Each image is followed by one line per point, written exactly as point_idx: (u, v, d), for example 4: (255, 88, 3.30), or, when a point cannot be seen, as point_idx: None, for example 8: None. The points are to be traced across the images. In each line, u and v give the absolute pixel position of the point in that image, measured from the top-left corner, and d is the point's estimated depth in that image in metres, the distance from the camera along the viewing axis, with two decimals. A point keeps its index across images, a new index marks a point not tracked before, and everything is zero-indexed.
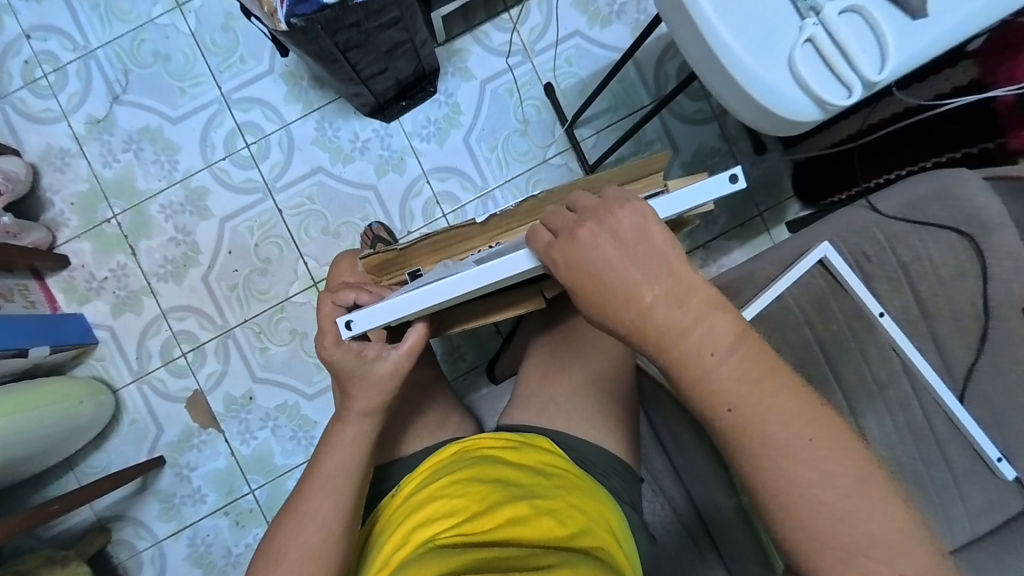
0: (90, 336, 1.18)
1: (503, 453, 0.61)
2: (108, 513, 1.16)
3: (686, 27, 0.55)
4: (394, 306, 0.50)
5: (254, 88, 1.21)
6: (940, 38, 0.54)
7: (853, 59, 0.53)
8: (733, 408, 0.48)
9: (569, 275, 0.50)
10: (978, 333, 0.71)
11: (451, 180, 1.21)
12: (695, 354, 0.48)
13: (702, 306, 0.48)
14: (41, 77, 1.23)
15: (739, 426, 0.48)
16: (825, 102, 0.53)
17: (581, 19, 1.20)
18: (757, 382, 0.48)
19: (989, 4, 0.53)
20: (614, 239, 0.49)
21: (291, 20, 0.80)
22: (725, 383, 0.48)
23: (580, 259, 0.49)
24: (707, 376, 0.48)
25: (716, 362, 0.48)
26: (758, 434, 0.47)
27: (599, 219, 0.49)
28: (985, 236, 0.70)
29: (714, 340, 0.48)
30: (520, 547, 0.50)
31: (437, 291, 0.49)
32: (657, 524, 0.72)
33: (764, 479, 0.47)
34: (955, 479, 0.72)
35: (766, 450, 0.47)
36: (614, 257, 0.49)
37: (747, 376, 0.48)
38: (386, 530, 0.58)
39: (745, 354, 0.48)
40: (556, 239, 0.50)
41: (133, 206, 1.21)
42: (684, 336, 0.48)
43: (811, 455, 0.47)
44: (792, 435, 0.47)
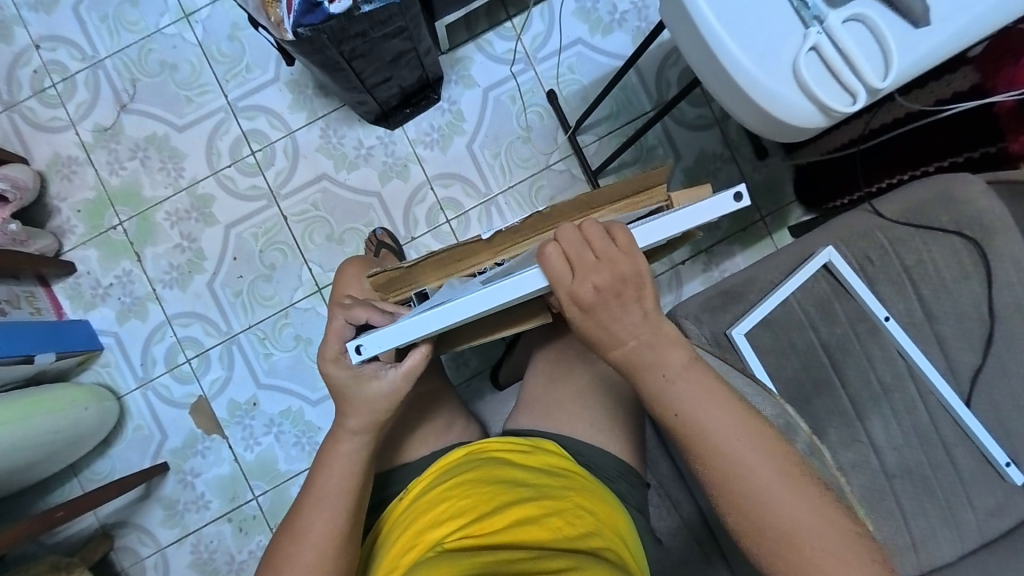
0: (95, 342, 1.18)
1: (511, 456, 0.61)
2: (111, 520, 1.16)
3: (691, 36, 0.56)
4: (404, 329, 0.47)
5: (259, 96, 1.23)
6: (939, 46, 0.54)
7: (857, 67, 0.53)
8: (681, 413, 0.53)
9: (575, 314, 0.51)
10: (983, 336, 0.71)
11: (454, 187, 1.22)
12: (649, 365, 0.53)
13: (662, 335, 0.53)
14: (50, 87, 1.24)
15: (685, 429, 0.53)
16: (829, 108, 0.53)
17: (583, 28, 1.21)
18: (701, 392, 0.53)
19: (986, 12, 0.54)
20: (617, 282, 0.49)
21: (298, 30, 0.81)
22: (676, 394, 0.53)
23: (586, 301, 0.50)
24: (657, 384, 0.53)
25: (668, 373, 0.53)
26: (705, 439, 0.53)
27: (616, 265, 0.49)
28: (988, 239, 0.71)
29: (667, 359, 0.53)
30: (530, 549, 0.50)
31: (449, 313, 0.47)
32: (664, 530, 0.71)
33: (711, 478, 0.53)
34: (963, 483, 0.71)
35: (710, 455, 0.53)
36: (607, 296, 0.50)
37: (692, 384, 0.53)
38: (392, 533, 0.58)
39: (693, 369, 0.54)
40: (572, 279, 0.49)
41: (139, 213, 1.22)
42: (641, 353, 0.53)
43: (749, 458, 0.52)
44: (730, 436, 0.53)
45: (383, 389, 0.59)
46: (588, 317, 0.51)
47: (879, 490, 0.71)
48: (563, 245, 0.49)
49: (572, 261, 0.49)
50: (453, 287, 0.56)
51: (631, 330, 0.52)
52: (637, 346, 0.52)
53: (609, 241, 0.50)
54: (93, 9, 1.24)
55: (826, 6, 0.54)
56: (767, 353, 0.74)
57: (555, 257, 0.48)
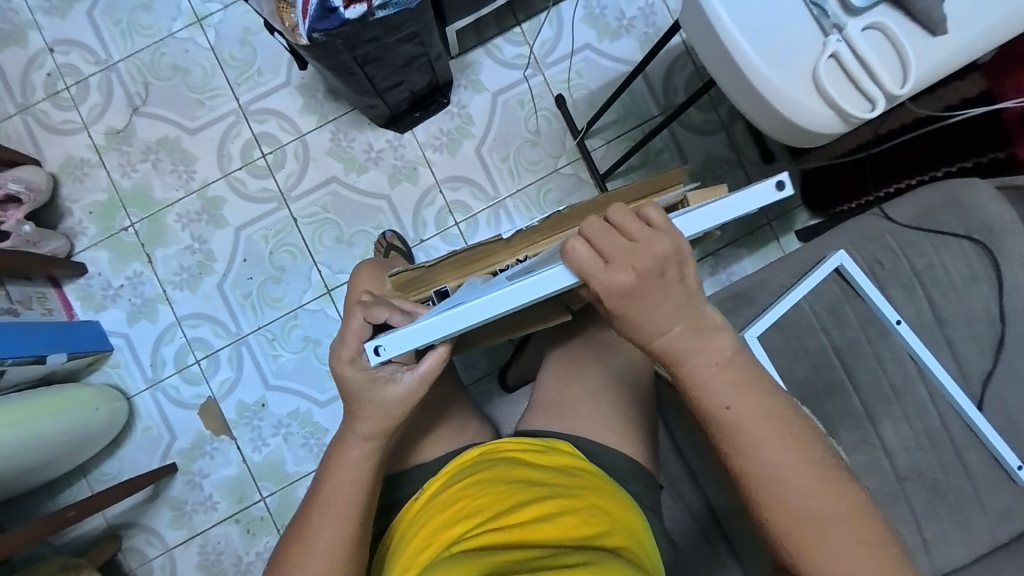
0: (105, 343, 1.19)
1: (526, 456, 0.62)
2: (119, 520, 1.16)
3: (711, 43, 0.57)
4: (422, 331, 0.48)
5: (271, 100, 1.24)
6: (952, 53, 0.55)
7: (875, 74, 0.54)
8: (730, 407, 0.53)
9: (613, 300, 0.49)
10: (993, 340, 0.71)
11: (463, 190, 1.23)
12: (697, 357, 0.53)
13: (712, 325, 0.53)
14: (63, 90, 1.26)
15: (731, 424, 0.53)
16: (848, 114, 0.54)
17: (591, 33, 1.22)
18: (750, 389, 0.53)
19: (996, 21, 0.55)
20: (656, 266, 0.49)
21: (313, 35, 0.82)
22: (723, 388, 0.53)
23: (625, 286, 0.48)
24: (705, 374, 0.53)
25: (714, 366, 0.53)
26: (745, 435, 0.53)
27: (651, 250, 0.48)
28: (998, 244, 0.71)
29: (713, 353, 0.53)
30: (547, 548, 0.50)
31: (471, 311, 0.47)
32: (675, 529, 0.71)
33: (748, 474, 0.53)
34: (974, 486, 0.71)
35: (751, 452, 0.53)
36: (649, 279, 0.49)
37: (739, 378, 0.53)
38: (408, 532, 0.59)
39: (741, 365, 0.54)
40: (607, 266, 0.48)
41: (150, 215, 1.23)
42: (688, 345, 0.52)
43: (792, 458, 0.52)
44: (776, 437, 0.53)
45: (400, 390, 0.59)
46: (628, 303, 0.50)
47: (890, 493, 0.71)
48: (591, 235, 0.49)
49: (603, 248, 0.48)
50: (471, 287, 0.57)
51: (673, 321, 0.51)
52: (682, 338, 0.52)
53: (642, 223, 0.49)
54: (106, 14, 1.25)
55: (844, 14, 0.55)
56: (778, 355, 0.75)
57: (585, 245, 0.48)
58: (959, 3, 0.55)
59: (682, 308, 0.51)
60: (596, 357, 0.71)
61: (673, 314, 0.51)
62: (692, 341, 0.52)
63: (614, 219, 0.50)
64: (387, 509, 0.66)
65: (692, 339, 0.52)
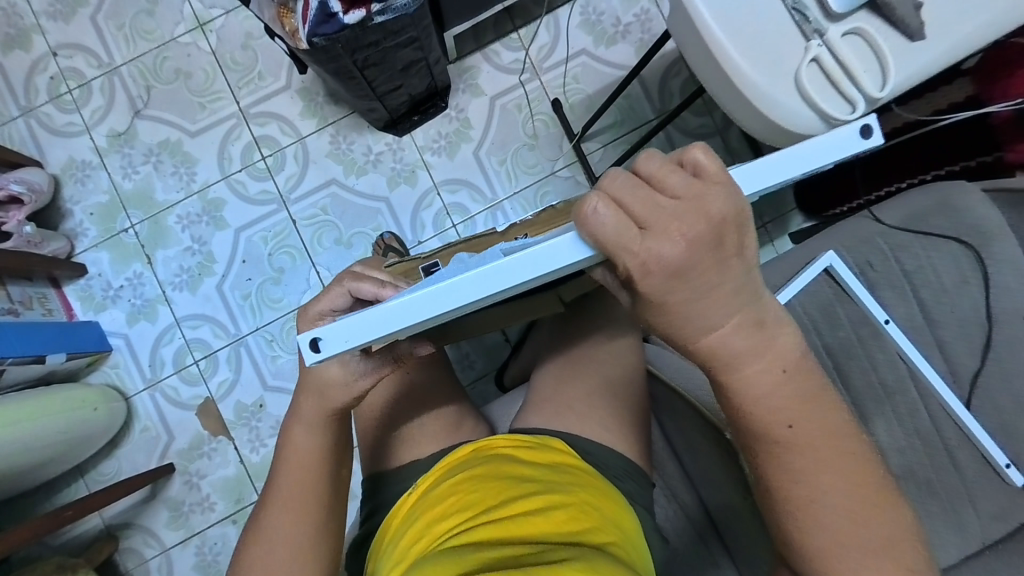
0: (105, 343, 1.20)
1: (517, 452, 0.62)
2: (117, 521, 1.16)
3: (698, 47, 0.58)
4: (386, 315, 0.39)
5: (271, 103, 1.25)
6: (934, 58, 0.57)
7: (855, 77, 0.55)
8: (792, 426, 0.50)
9: (656, 280, 0.41)
10: (983, 341, 0.72)
11: (461, 193, 1.24)
12: (763, 369, 0.48)
13: (777, 324, 0.47)
14: (66, 93, 1.27)
15: (789, 442, 0.50)
16: (830, 117, 0.56)
17: (588, 39, 1.24)
18: (811, 405, 0.50)
19: (977, 28, 0.56)
20: (709, 234, 0.40)
21: (313, 39, 0.83)
22: (787, 403, 0.49)
23: (669, 260, 0.40)
24: (768, 386, 0.49)
25: (778, 379, 0.49)
26: (796, 457, 0.51)
27: (696, 213, 0.40)
28: (987, 246, 0.72)
29: (776, 364, 0.48)
30: (536, 543, 0.51)
31: (442, 295, 0.38)
32: (669, 528, 0.71)
33: (796, 495, 0.51)
34: (966, 486, 0.72)
35: (803, 475, 0.51)
36: (700, 253, 0.41)
37: (803, 393, 0.50)
38: (400, 526, 0.59)
39: (805, 378, 0.50)
40: (642, 234, 0.39)
41: (151, 217, 1.25)
42: (754, 356, 0.47)
43: (844, 482, 0.51)
44: (829, 459, 0.51)
45: None
46: (675, 285, 0.41)
47: None
48: (625, 193, 0.40)
49: (637, 212, 0.40)
50: (455, 268, 0.48)
51: (728, 319, 0.45)
52: (745, 346, 0.46)
53: (686, 179, 0.41)
54: (110, 18, 1.27)
55: (826, 21, 0.56)
56: None
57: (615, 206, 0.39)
58: (941, 9, 0.57)
59: (748, 309, 0.45)
60: (591, 352, 0.72)
61: (733, 313, 0.45)
62: (752, 349, 0.47)
63: (647, 173, 0.41)
64: (376, 508, 0.66)
65: (757, 347, 0.47)
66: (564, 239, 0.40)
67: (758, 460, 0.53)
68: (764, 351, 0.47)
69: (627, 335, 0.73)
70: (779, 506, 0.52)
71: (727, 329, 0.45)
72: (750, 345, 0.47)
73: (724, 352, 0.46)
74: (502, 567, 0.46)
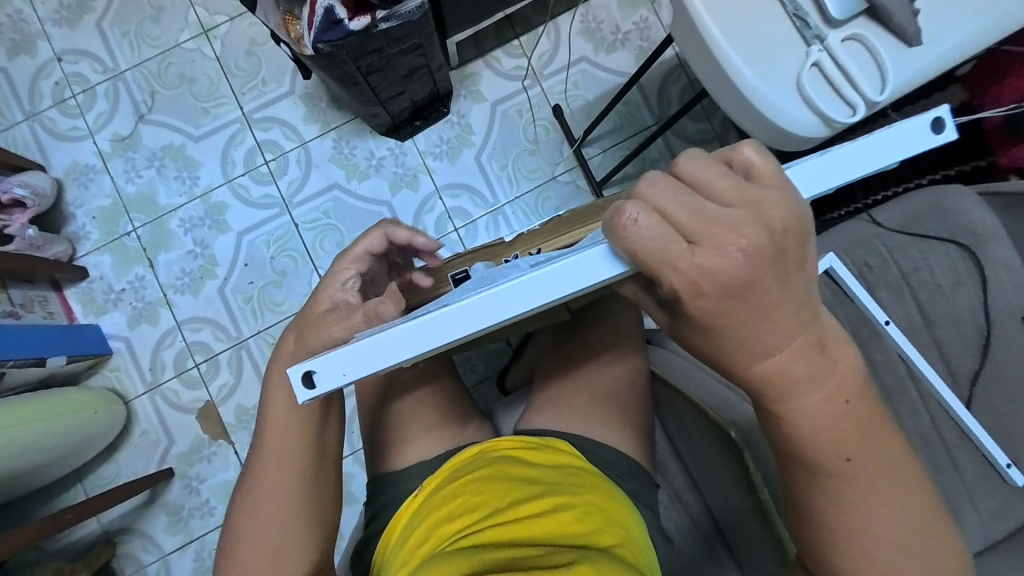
0: (106, 346, 1.20)
1: (522, 454, 0.63)
2: (115, 526, 1.15)
3: (701, 53, 0.59)
4: (402, 337, 0.37)
5: (274, 109, 1.27)
6: (928, 65, 0.58)
7: (855, 82, 0.57)
8: (849, 459, 0.46)
9: (712, 299, 0.38)
10: (980, 342, 0.72)
11: (463, 197, 1.25)
12: (823, 399, 0.44)
13: (837, 343, 0.44)
14: (70, 98, 1.28)
15: (843, 476, 0.47)
16: (830, 120, 0.57)
17: (588, 46, 1.26)
18: (869, 437, 0.46)
19: (967, 37, 0.58)
20: (768, 245, 0.37)
21: (318, 46, 0.84)
22: (847, 434, 0.45)
23: (723, 275, 0.37)
24: (825, 414, 0.44)
25: (837, 409, 0.45)
26: (850, 490, 0.47)
27: (749, 220, 0.37)
28: (983, 248, 0.73)
29: (835, 393, 0.44)
30: (543, 543, 0.51)
31: (454, 319, 0.36)
32: (674, 528, 0.72)
33: (845, 534, 0.48)
34: (966, 486, 0.72)
35: (854, 507, 0.47)
36: (759, 266, 0.37)
37: (862, 425, 0.46)
38: (405, 529, 0.59)
39: (866, 404, 0.46)
40: (690, 247, 0.36)
41: (154, 220, 1.25)
42: (812, 383, 0.43)
43: (899, 521, 0.47)
44: (883, 498, 0.47)
45: None
46: (732, 305, 0.38)
47: None
48: (669, 199, 0.37)
49: (682, 222, 0.36)
50: (472, 285, 0.46)
51: (787, 340, 0.41)
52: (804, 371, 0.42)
53: (736, 182, 0.38)
54: (116, 25, 1.28)
55: (826, 28, 0.58)
56: None
57: (654, 216, 0.36)
58: (935, 16, 0.58)
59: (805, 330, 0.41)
60: (597, 357, 0.72)
61: (791, 330, 0.40)
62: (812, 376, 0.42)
63: (688, 161, 0.38)
64: (378, 510, 0.66)
65: (817, 375, 0.43)
66: (591, 255, 0.37)
67: (805, 494, 0.49)
68: (824, 380, 0.43)
69: (631, 339, 0.73)
70: (824, 545, 0.49)
71: (786, 351, 0.41)
72: (808, 371, 0.42)
73: (780, 376, 0.42)
74: (511, 564, 0.46)
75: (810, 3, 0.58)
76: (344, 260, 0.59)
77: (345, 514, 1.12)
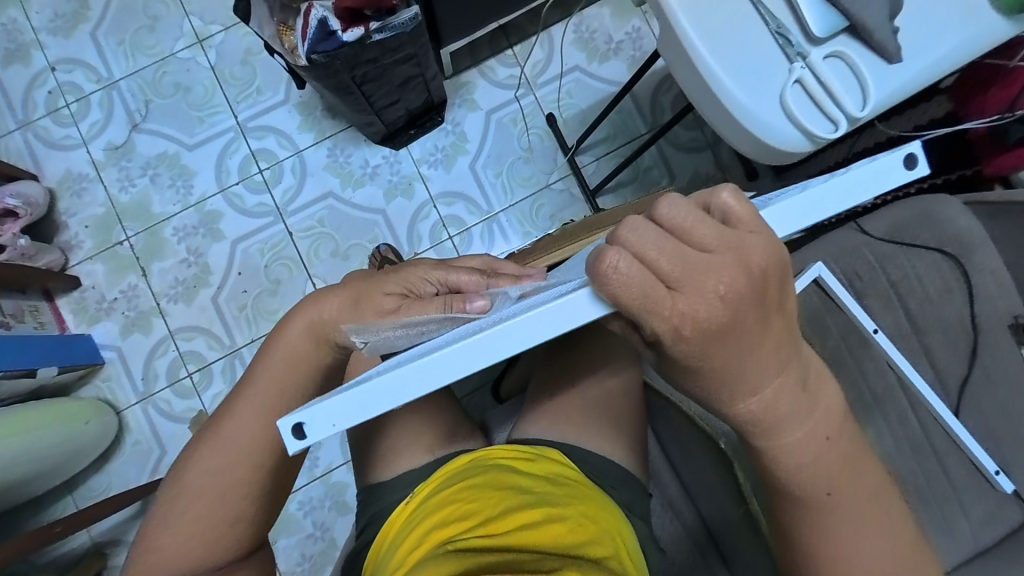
0: (98, 356, 1.19)
1: (515, 463, 0.62)
2: (105, 537, 1.14)
3: (687, 69, 0.60)
4: (384, 389, 0.35)
5: (269, 117, 1.27)
6: (911, 79, 0.59)
7: (837, 98, 0.58)
8: (832, 493, 0.47)
9: (691, 343, 0.38)
10: (968, 349, 0.73)
11: (457, 205, 1.25)
12: (805, 435, 0.44)
13: (815, 379, 0.45)
14: (64, 107, 1.28)
15: (827, 510, 0.47)
16: (814, 135, 0.58)
17: (581, 56, 1.27)
18: (851, 471, 0.47)
19: (949, 52, 0.59)
20: (747, 284, 0.38)
21: (313, 56, 0.85)
22: (830, 470, 0.46)
23: (703, 320, 0.37)
24: (810, 450, 0.45)
25: (818, 443, 0.45)
26: (836, 523, 0.48)
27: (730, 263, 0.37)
28: (968, 256, 0.75)
29: (817, 429, 0.45)
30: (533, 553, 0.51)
31: (437, 366, 0.35)
32: (668, 540, 0.72)
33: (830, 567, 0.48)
34: (957, 493, 0.72)
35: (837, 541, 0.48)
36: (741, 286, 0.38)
37: (841, 456, 0.47)
38: (398, 532, 0.59)
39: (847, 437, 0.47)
40: (669, 293, 0.37)
41: (147, 229, 1.25)
42: (794, 420, 0.43)
43: (885, 555, 0.48)
44: (865, 533, 0.48)
45: None
46: (711, 349, 0.38)
47: None
48: (647, 241, 0.36)
49: (664, 268, 0.36)
50: (464, 326, 0.44)
51: (769, 380, 0.41)
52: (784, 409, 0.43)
53: (717, 228, 0.38)
54: (110, 34, 1.29)
55: (808, 45, 0.59)
56: None
57: (637, 263, 0.35)
58: (917, 31, 0.59)
59: (786, 372, 0.42)
60: (589, 371, 0.72)
61: (769, 371, 0.41)
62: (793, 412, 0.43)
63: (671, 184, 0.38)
64: (367, 522, 0.65)
65: (798, 412, 0.43)
66: (573, 296, 0.34)
67: (790, 526, 0.50)
68: (807, 415, 0.44)
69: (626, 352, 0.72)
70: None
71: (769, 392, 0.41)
72: (788, 408, 0.43)
73: (764, 412, 0.42)
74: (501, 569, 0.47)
75: (793, 21, 0.59)
76: (430, 268, 0.61)
77: (339, 524, 1.12)
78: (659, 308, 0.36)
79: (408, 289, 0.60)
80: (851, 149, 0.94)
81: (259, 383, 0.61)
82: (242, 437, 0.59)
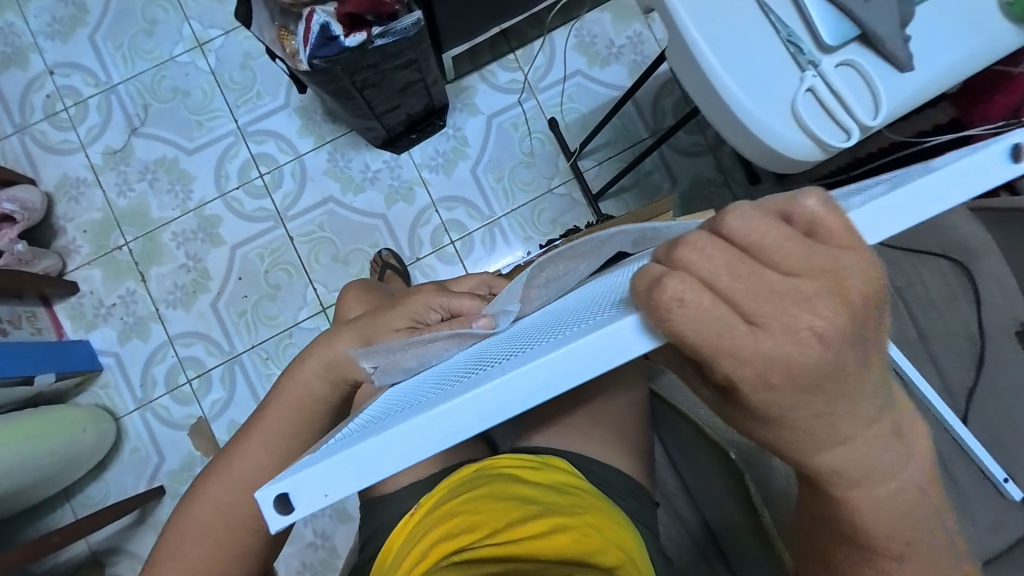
0: (96, 363, 1.18)
1: (520, 473, 0.61)
2: (103, 546, 1.13)
3: (696, 77, 0.60)
4: (385, 450, 0.29)
5: (268, 122, 1.26)
6: (920, 87, 0.59)
7: (849, 106, 0.58)
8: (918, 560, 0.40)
9: (778, 392, 0.31)
10: (975, 356, 0.73)
11: (458, 210, 1.25)
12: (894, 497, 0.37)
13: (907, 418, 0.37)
14: (61, 111, 1.27)
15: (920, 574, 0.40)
16: (825, 144, 0.57)
17: (582, 60, 1.27)
18: (946, 525, 0.40)
19: (955, 61, 0.59)
20: (850, 323, 0.31)
21: (313, 61, 0.84)
22: (923, 527, 0.39)
23: (796, 366, 0.30)
24: (903, 506, 0.38)
25: (905, 508, 0.38)
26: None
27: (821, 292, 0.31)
28: (974, 263, 0.74)
29: (905, 494, 0.37)
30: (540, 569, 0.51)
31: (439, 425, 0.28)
32: (672, 547, 0.71)
33: None
34: (966, 502, 0.71)
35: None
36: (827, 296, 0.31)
37: (931, 524, 0.39)
38: (403, 545, 0.56)
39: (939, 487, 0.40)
40: (753, 331, 0.30)
41: (146, 234, 1.24)
42: (884, 480, 0.37)
43: None
44: None
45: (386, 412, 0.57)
46: (799, 397, 0.32)
47: None
48: (715, 264, 0.30)
49: (741, 300, 0.30)
50: (474, 360, 0.37)
51: (859, 428, 0.34)
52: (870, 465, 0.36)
53: (801, 244, 0.31)
54: (109, 38, 1.28)
55: (818, 53, 0.59)
56: None
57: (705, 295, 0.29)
58: (923, 40, 0.59)
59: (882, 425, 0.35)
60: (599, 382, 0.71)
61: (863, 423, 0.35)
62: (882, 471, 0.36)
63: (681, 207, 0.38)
64: (371, 534, 0.65)
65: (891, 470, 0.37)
66: (607, 330, 0.27)
67: None
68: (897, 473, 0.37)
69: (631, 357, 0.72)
70: None
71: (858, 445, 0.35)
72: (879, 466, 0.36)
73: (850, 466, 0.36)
74: None
75: (804, 30, 0.59)
76: (433, 296, 0.64)
77: (340, 532, 1.11)
78: (736, 350, 0.30)
79: (414, 318, 0.63)
80: (854, 154, 0.94)
81: (269, 417, 0.65)
82: (248, 467, 0.62)
